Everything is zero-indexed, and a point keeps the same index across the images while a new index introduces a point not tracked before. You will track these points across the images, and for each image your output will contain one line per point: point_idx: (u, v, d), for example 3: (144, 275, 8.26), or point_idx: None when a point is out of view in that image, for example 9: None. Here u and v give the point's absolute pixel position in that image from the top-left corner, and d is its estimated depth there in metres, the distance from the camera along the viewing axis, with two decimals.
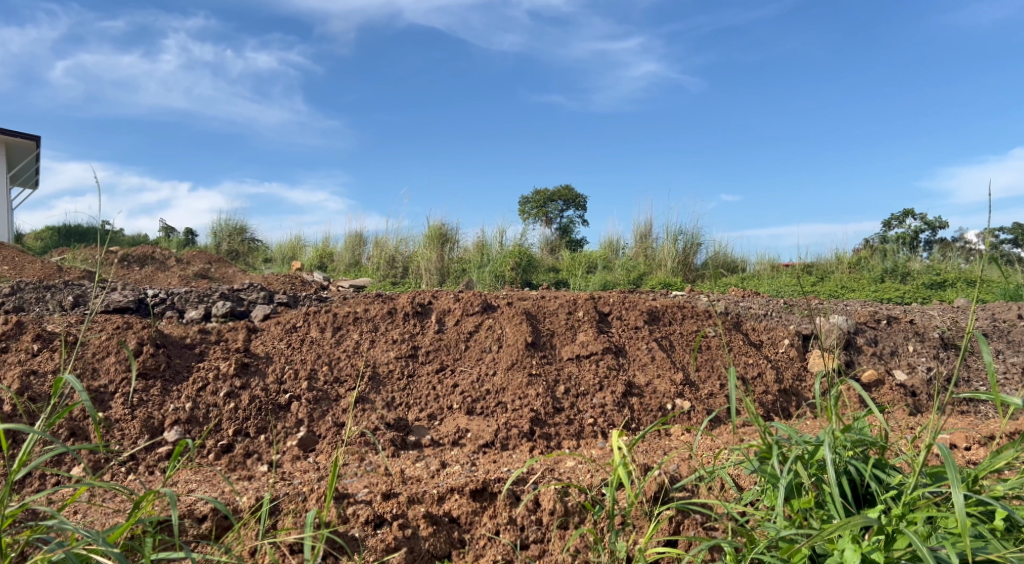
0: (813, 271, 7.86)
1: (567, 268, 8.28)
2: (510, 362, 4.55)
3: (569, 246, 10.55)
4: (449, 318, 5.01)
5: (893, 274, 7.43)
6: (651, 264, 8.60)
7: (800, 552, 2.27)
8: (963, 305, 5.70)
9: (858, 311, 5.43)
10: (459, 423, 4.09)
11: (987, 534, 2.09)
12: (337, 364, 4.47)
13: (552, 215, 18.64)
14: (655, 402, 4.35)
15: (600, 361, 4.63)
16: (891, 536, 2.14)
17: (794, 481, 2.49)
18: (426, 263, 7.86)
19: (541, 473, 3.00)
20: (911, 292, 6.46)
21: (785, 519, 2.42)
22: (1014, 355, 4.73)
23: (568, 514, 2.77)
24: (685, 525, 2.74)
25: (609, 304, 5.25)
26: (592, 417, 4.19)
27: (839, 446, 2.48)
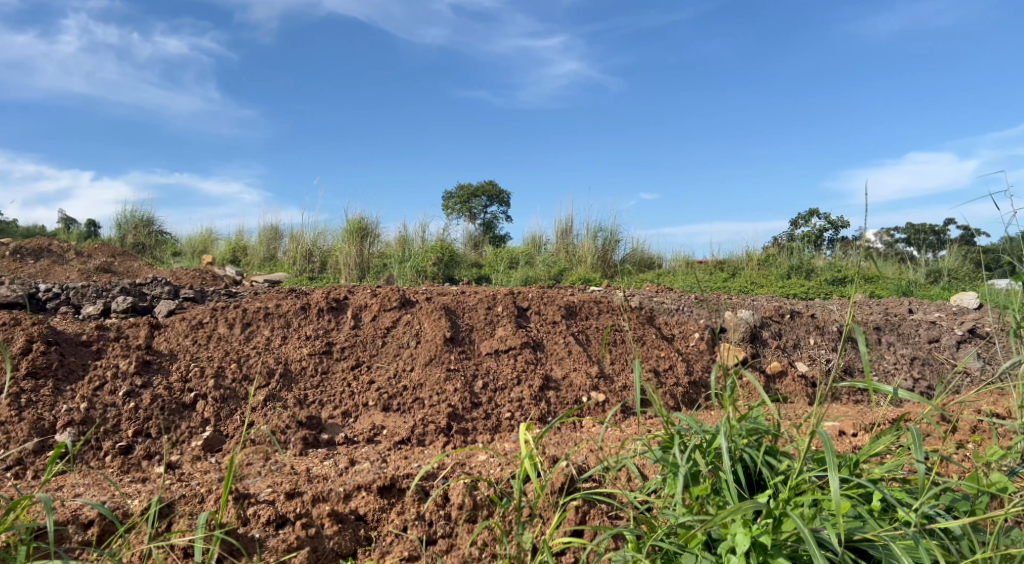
0: (725, 268, 8.15)
1: (489, 263, 8.30)
2: (427, 358, 4.53)
3: (493, 242, 10.58)
4: (366, 313, 4.93)
5: (798, 271, 7.79)
6: (572, 260, 8.71)
7: (696, 538, 2.35)
8: (860, 300, 6.03)
9: (764, 305, 5.65)
10: (375, 420, 4.04)
11: (865, 515, 2.21)
12: (246, 361, 4.33)
13: (476, 211, 18.67)
14: (571, 395, 4.41)
15: (518, 355, 4.66)
16: (778, 519, 2.24)
17: (692, 470, 2.57)
18: (345, 258, 7.74)
19: (451, 467, 3.00)
20: (815, 288, 6.77)
21: (684, 506, 2.50)
22: (903, 346, 5.04)
23: (476, 508, 2.78)
24: (591, 515, 2.80)
25: (528, 299, 5.29)
26: (508, 411, 4.22)
27: (735, 435, 2.58)
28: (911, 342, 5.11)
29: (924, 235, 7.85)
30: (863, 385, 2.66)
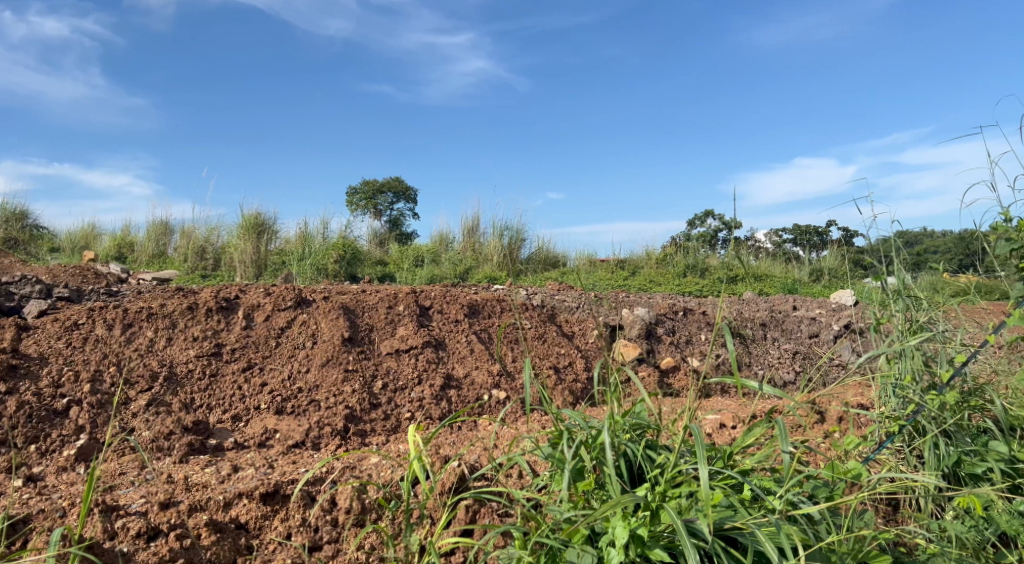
0: (625, 266, 8.38)
1: (394, 261, 8.20)
2: (324, 359, 4.41)
3: (397, 240, 10.47)
4: (258, 314, 4.75)
5: (693, 269, 8.11)
6: (478, 258, 8.72)
7: (579, 532, 2.39)
8: (748, 297, 6.34)
9: (660, 303, 5.85)
10: (267, 424, 3.91)
11: (736, 504, 2.32)
12: (126, 364, 4.10)
13: (382, 207, 18.48)
14: (472, 394, 4.40)
15: (419, 355, 4.60)
16: (656, 511, 2.32)
17: (578, 466, 2.62)
18: (240, 255, 7.50)
19: (340, 471, 2.94)
20: (708, 286, 7.07)
21: (569, 502, 2.55)
22: (786, 342, 5.34)
23: (364, 511, 2.73)
24: (481, 514, 2.79)
25: (430, 298, 5.22)
26: (408, 411, 4.17)
27: (618, 430, 2.65)
28: (793, 337, 5.42)
29: (809, 236, 8.20)
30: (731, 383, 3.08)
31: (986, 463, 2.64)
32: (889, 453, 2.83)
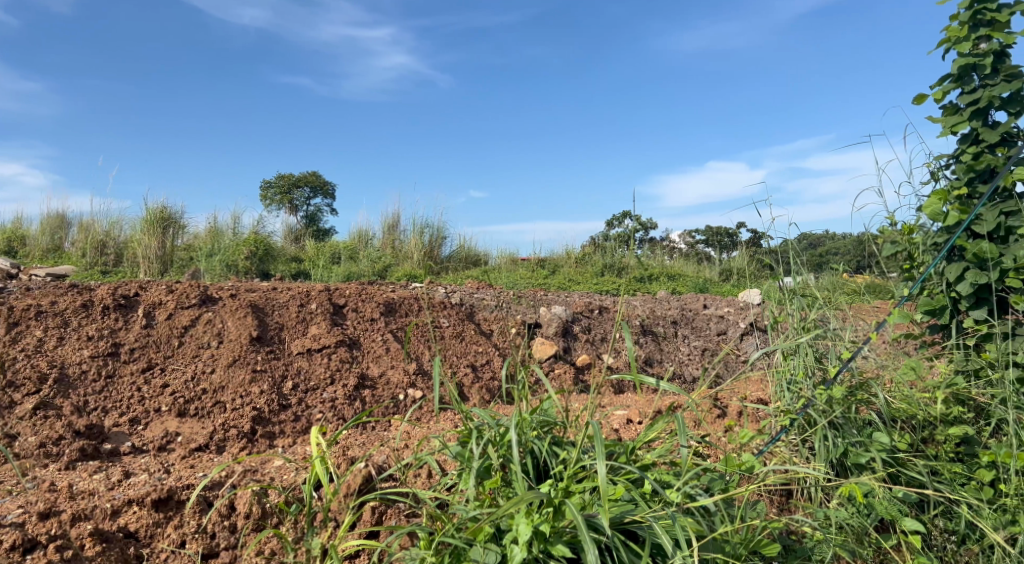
0: (545, 265, 8.45)
1: (309, 257, 8.00)
2: (230, 358, 4.23)
3: (313, 236, 10.25)
4: (160, 312, 4.54)
5: (611, 269, 8.26)
6: (398, 255, 8.60)
7: (483, 530, 2.38)
8: (662, 296, 6.51)
9: (576, 301, 5.92)
10: (168, 427, 3.72)
11: (637, 498, 2.37)
12: (11, 366, 3.85)
13: (298, 201, 18.06)
14: (387, 394, 4.28)
15: (332, 354, 4.46)
16: (558, 508, 2.35)
17: (484, 464, 2.62)
18: (144, 250, 7.18)
19: (240, 475, 2.84)
20: (624, 285, 7.21)
21: (476, 500, 2.54)
22: (696, 339, 5.51)
23: (265, 516, 2.64)
24: (388, 514, 2.74)
25: (345, 297, 5.09)
26: (320, 412, 4.04)
27: (526, 428, 2.66)
28: (702, 335, 5.59)
29: (720, 236, 8.47)
30: (629, 379, 3.11)
31: (869, 453, 2.79)
32: (784, 445, 2.95)
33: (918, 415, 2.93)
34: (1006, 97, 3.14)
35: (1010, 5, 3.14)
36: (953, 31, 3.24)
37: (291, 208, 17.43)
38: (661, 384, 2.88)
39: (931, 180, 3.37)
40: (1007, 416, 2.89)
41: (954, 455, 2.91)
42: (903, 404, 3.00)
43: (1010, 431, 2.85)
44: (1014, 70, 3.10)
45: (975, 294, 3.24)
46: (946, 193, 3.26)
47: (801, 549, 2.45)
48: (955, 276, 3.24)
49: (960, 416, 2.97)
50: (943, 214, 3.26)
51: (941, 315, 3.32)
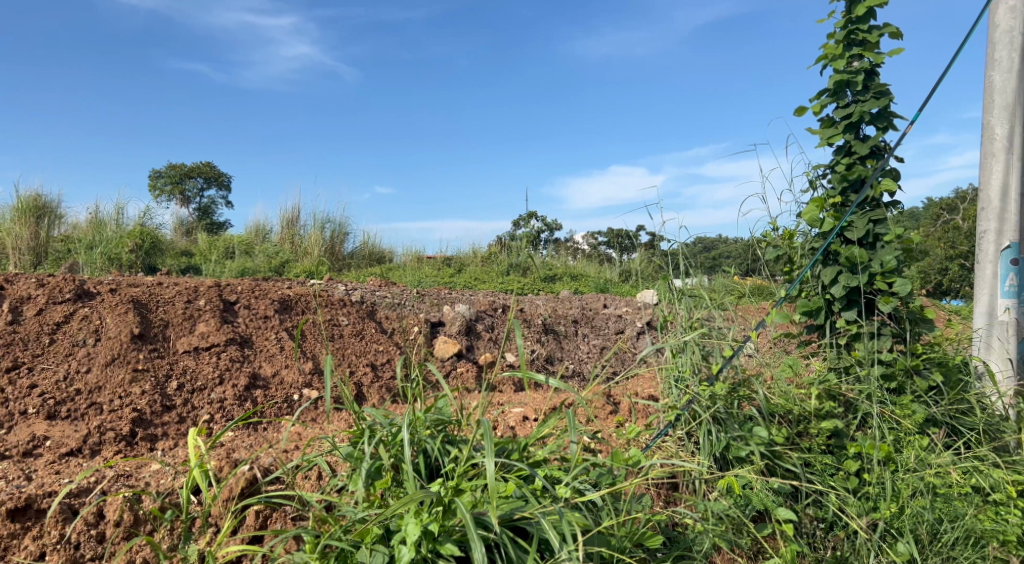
0: (451, 264, 8.43)
1: (201, 251, 7.63)
2: (109, 357, 3.97)
3: (206, 229, 9.82)
4: (28, 308, 4.22)
5: (517, 268, 8.32)
6: (297, 250, 8.32)
7: (370, 531, 2.33)
8: (564, 296, 6.61)
9: (479, 300, 5.91)
10: (35, 430, 3.43)
11: (527, 495, 2.38)
12: None
13: (190, 192, 17.25)
14: (280, 394, 4.12)
15: (222, 353, 4.26)
16: (448, 506, 2.33)
17: (375, 464, 2.57)
18: (14, 240, 6.66)
19: (112, 480, 2.66)
20: (529, 285, 7.27)
21: (365, 501, 2.48)
22: (595, 338, 5.62)
23: (137, 524, 2.49)
24: (273, 518, 2.63)
25: (237, 293, 4.88)
26: (207, 413, 3.85)
27: (419, 426, 2.63)
28: (601, 334, 5.71)
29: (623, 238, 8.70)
30: (522, 377, 3.11)
31: (748, 446, 2.92)
32: (671, 440, 3.05)
33: (794, 410, 3.10)
34: (875, 112, 3.37)
35: (880, 26, 3.37)
36: (830, 48, 3.45)
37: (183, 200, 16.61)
38: (553, 382, 2.91)
39: (810, 188, 3.58)
40: (872, 410, 3.10)
41: (824, 447, 3.09)
42: (781, 400, 3.16)
43: (874, 425, 3.07)
44: (882, 87, 3.34)
45: (847, 296, 3.47)
46: (823, 200, 3.48)
47: (684, 541, 2.55)
48: (829, 278, 3.46)
49: (831, 410, 3.16)
50: (820, 220, 3.48)
51: (817, 316, 3.53)
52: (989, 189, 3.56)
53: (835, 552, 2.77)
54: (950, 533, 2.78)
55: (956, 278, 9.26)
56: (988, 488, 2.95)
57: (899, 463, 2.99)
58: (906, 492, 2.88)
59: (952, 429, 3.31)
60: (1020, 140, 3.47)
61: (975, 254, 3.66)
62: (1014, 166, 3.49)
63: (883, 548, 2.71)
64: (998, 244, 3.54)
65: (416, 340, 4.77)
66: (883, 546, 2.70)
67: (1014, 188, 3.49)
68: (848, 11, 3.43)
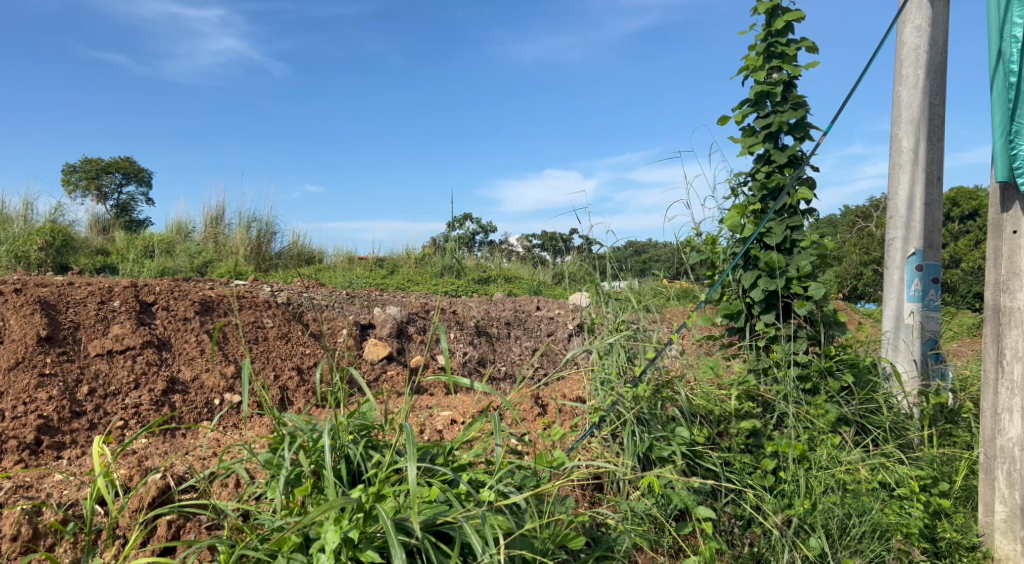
0: (384, 265, 8.33)
1: (119, 250, 7.30)
2: (12, 361, 3.74)
3: (124, 226, 9.41)
4: None
5: (450, 270, 8.28)
6: (221, 249, 8.08)
7: (288, 540, 2.26)
8: (498, 298, 6.61)
9: (411, 302, 5.84)
10: None
11: (450, 500, 2.36)
12: None
13: (107, 187, 16.48)
14: (200, 399, 3.97)
15: (137, 356, 4.08)
16: (369, 513, 2.29)
17: (295, 471, 2.50)
18: None
19: (10, 492, 2.51)
20: (463, 287, 7.24)
21: (283, 509, 2.41)
22: (528, 340, 5.63)
23: (37, 537, 2.35)
24: (187, 528, 2.51)
25: (155, 294, 4.68)
26: (120, 419, 3.68)
27: (341, 432, 2.58)
28: (534, 335, 5.72)
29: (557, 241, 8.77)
30: (445, 379, 3.09)
31: (670, 446, 2.99)
32: (596, 441, 3.09)
33: (714, 411, 3.19)
34: (792, 123, 3.50)
35: (797, 40, 3.50)
36: (751, 60, 3.57)
37: (100, 196, 15.86)
38: (478, 384, 2.91)
39: (732, 196, 3.68)
40: (788, 410, 3.22)
41: (743, 446, 3.18)
42: (703, 401, 3.24)
43: (790, 424, 3.19)
44: (799, 99, 3.47)
45: (765, 300, 3.60)
46: (743, 207, 3.59)
47: (606, 541, 2.58)
48: (749, 283, 3.59)
49: (750, 410, 3.26)
50: (740, 226, 3.61)
51: (737, 319, 3.65)
52: (897, 199, 3.74)
53: (752, 548, 2.86)
54: (858, 527, 2.91)
55: (869, 282, 9.76)
56: (894, 484, 3.10)
57: (812, 461, 3.10)
58: (818, 488, 2.99)
59: (862, 427, 3.47)
60: (924, 153, 3.66)
61: (883, 260, 3.84)
62: (919, 177, 3.68)
63: (797, 543, 2.81)
64: (905, 251, 3.73)
65: (345, 342, 4.68)
66: (796, 541, 2.80)
67: (919, 199, 3.68)
68: (767, 24, 3.56)
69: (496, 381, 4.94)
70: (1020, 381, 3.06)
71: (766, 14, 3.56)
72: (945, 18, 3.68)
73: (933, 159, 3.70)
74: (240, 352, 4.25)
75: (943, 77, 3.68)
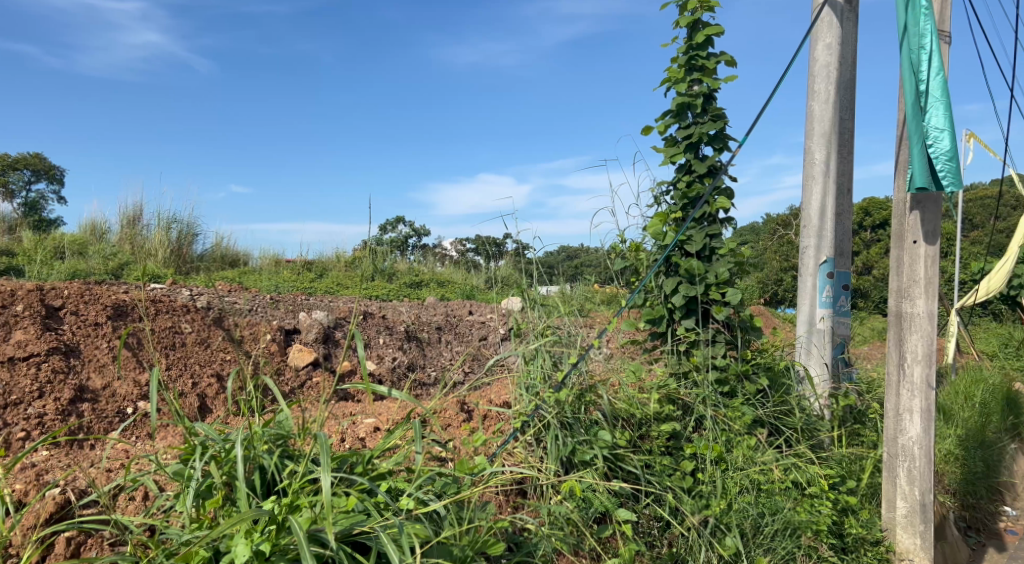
0: (313, 269, 8.17)
1: (26, 251, 6.91)
2: None
3: (32, 227, 8.92)
4: None
5: (382, 273, 8.18)
6: (140, 251, 7.76)
7: (196, 554, 2.18)
8: (429, 303, 6.57)
9: (339, 307, 5.74)
10: None
11: (367, 509, 2.33)
12: None
13: (14, 185, 15.58)
14: (111, 407, 3.79)
15: (42, 363, 3.86)
16: (281, 524, 2.22)
17: (206, 482, 2.41)
18: None
19: None
20: (394, 291, 7.17)
21: (192, 522, 2.32)
22: (459, 344, 5.60)
23: None
24: (88, 545, 2.39)
25: (62, 298, 4.45)
26: (22, 430, 3.47)
27: (255, 441, 2.50)
28: (465, 340, 5.69)
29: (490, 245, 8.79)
30: (362, 386, 3.03)
31: (592, 449, 3.02)
32: (521, 447, 3.09)
33: (636, 414, 3.25)
34: (712, 134, 3.61)
35: (716, 54, 3.62)
36: (673, 72, 3.67)
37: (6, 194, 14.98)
38: (396, 390, 2.88)
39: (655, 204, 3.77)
40: (706, 413, 3.32)
41: (664, 448, 3.24)
42: (625, 404, 3.29)
43: (708, 426, 3.28)
44: (718, 111, 3.58)
45: (686, 306, 3.70)
46: (665, 215, 3.68)
47: (526, 546, 2.60)
48: (670, 288, 3.68)
49: (670, 413, 3.33)
50: (662, 233, 3.70)
51: (660, 323, 3.77)
52: (810, 209, 3.90)
53: (671, 548, 2.92)
54: (771, 526, 3.00)
55: (789, 289, 10.18)
56: (805, 482, 3.23)
57: (729, 462, 3.19)
58: (734, 489, 3.08)
59: (776, 428, 3.59)
60: (835, 165, 3.83)
61: (798, 267, 4.00)
62: (830, 189, 3.84)
63: (713, 543, 2.89)
64: (817, 258, 3.89)
65: (268, 348, 4.55)
66: (712, 541, 2.87)
67: (830, 209, 3.85)
68: (689, 38, 3.66)
69: (426, 386, 4.90)
70: (919, 382, 3.24)
71: (687, 28, 3.67)
72: (854, 37, 3.86)
73: (843, 171, 3.88)
74: (155, 359, 4.08)
75: (853, 93, 3.87)
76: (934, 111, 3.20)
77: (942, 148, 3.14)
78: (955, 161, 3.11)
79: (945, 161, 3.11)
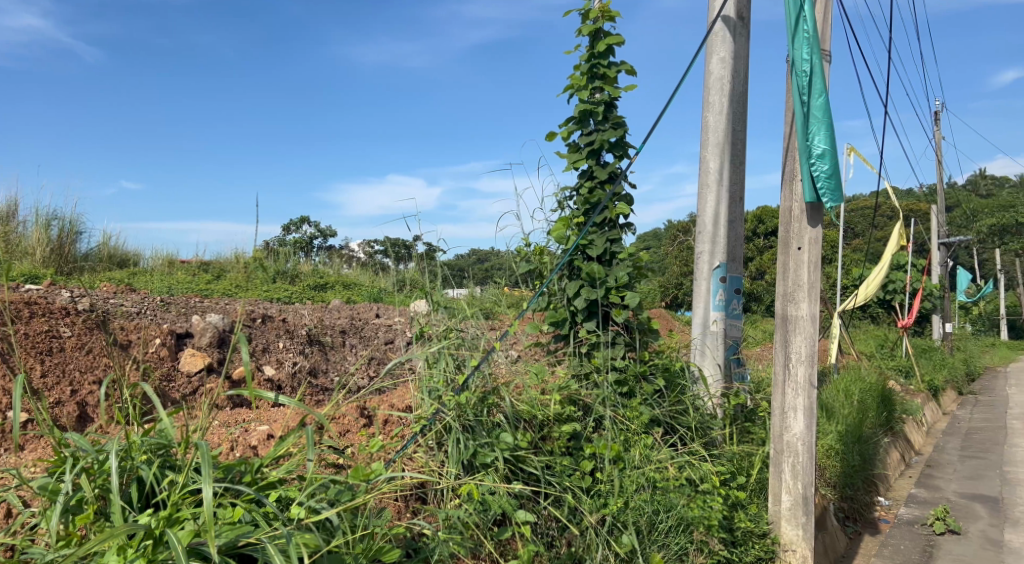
0: (210, 270, 7.83)
1: None
2: None
3: None
4: None
5: (284, 275, 7.93)
6: (15, 250, 7.18)
7: None
8: (333, 305, 6.42)
9: (236, 309, 5.51)
10: None
11: (254, 520, 2.23)
12: None
13: None
14: None
15: None
16: (159, 539, 2.10)
17: (76, 497, 2.24)
18: None
19: None
20: (297, 294, 6.97)
21: (59, 539, 2.15)
22: (363, 347, 5.49)
23: None
24: None
25: None
26: None
27: (133, 452, 2.35)
28: (369, 343, 5.59)
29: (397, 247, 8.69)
30: (247, 390, 2.82)
31: (494, 452, 3.01)
32: (421, 451, 3.04)
33: (538, 416, 3.27)
34: (612, 141, 3.70)
35: (617, 63, 3.72)
36: (576, 80, 3.75)
37: None
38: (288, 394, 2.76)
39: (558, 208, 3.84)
40: (605, 413, 3.39)
41: (564, 449, 3.27)
42: (526, 406, 3.29)
43: (607, 426, 3.34)
44: (618, 119, 3.67)
45: (587, 308, 3.77)
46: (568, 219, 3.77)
47: (423, 551, 2.57)
48: (573, 291, 3.75)
49: (570, 414, 3.38)
50: (566, 237, 3.78)
51: (563, 326, 3.81)
52: (705, 216, 4.05)
53: (569, 548, 2.95)
54: (665, 522, 3.09)
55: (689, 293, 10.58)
56: (698, 480, 3.34)
57: (626, 461, 3.26)
58: (630, 488, 3.14)
59: (671, 427, 3.71)
60: (728, 175, 4.00)
61: (694, 271, 4.15)
62: (723, 197, 4.01)
63: (610, 541, 2.94)
64: (711, 263, 4.05)
65: (157, 353, 4.31)
66: (609, 539, 2.92)
67: (723, 216, 4.01)
68: (591, 46, 3.73)
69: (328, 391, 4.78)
70: (803, 381, 3.43)
71: (589, 36, 3.74)
72: (746, 52, 4.04)
73: (735, 180, 4.05)
74: (28, 365, 3.78)
75: (744, 106, 4.04)
76: (816, 132, 3.39)
77: (823, 168, 3.34)
78: (831, 181, 3.34)
79: (825, 180, 3.32)
